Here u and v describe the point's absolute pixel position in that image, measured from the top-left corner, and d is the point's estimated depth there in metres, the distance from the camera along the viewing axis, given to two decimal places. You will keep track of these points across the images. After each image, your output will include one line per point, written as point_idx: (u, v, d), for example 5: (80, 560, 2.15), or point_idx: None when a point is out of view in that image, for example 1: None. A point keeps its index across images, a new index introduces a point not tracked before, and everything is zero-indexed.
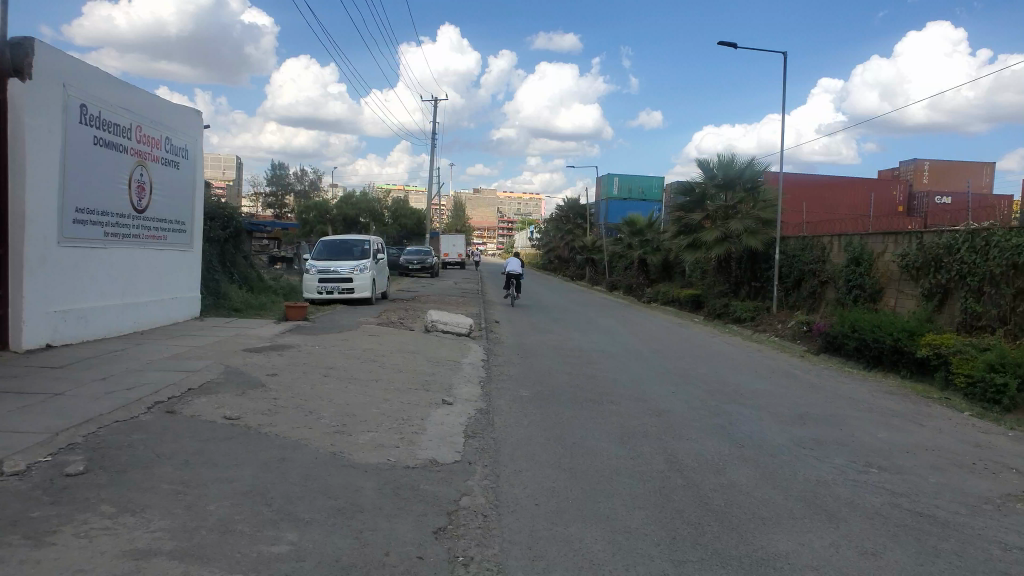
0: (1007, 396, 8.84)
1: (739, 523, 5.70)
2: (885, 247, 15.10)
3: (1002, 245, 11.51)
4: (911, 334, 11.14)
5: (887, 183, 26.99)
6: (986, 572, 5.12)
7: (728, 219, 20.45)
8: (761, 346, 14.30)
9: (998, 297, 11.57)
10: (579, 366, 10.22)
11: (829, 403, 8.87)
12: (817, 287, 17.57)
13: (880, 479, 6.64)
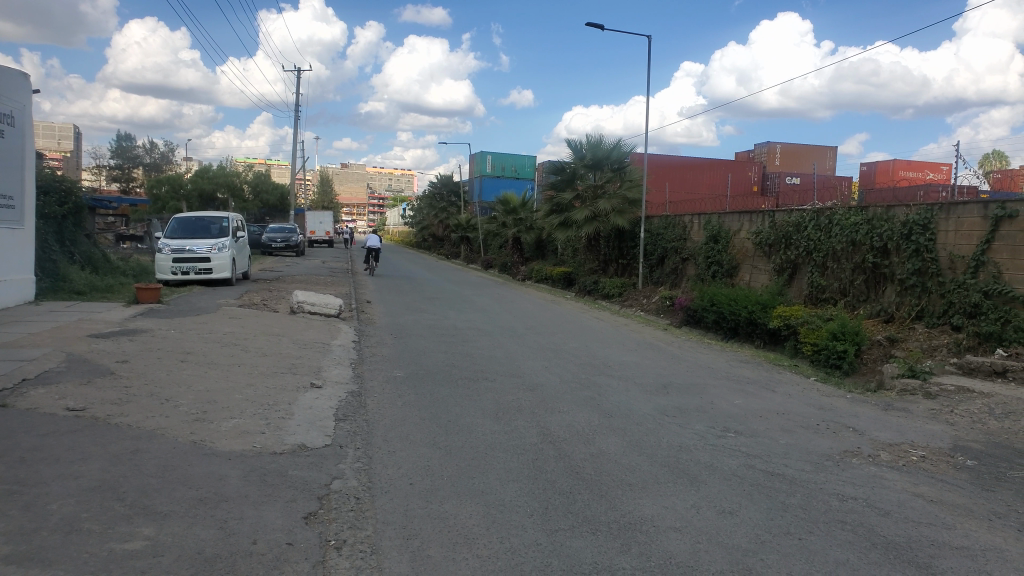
0: (847, 361, 9.68)
1: (608, 490, 5.92)
2: (740, 226, 16.04)
3: (843, 224, 12.54)
4: (763, 307, 11.94)
5: (743, 165, 28.58)
6: (827, 523, 5.62)
7: (596, 199, 21.04)
8: (628, 321, 14.87)
9: (840, 272, 12.61)
10: (453, 344, 10.23)
11: (691, 373, 9.36)
12: (679, 264, 18.46)
13: (737, 443, 7.09)
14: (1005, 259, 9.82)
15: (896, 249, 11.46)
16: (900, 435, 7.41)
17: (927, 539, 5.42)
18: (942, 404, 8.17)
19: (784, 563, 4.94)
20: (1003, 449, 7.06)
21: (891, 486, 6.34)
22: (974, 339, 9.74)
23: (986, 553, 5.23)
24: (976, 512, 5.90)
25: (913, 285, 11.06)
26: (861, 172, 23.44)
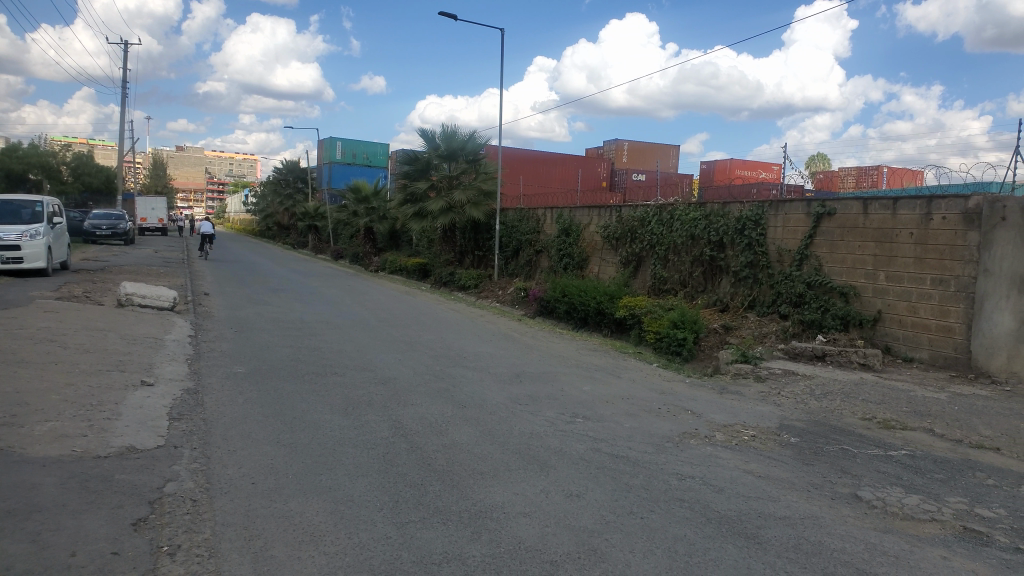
0: (687, 348, 10.27)
1: (459, 480, 5.97)
2: (589, 220, 16.60)
3: (683, 219, 13.30)
4: (611, 297, 12.47)
5: (594, 161, 29.56)
6: (667, 501, 5.95)
7: (451, 190, 21.09)
8: (483, 312, 15.01)
9: (680, 265, 13.39)
10: (300, 338, 9.92)
11: (543, 361, 9.61)
12: (533, 256, 18.91)
13: (585, 428, 7.35)
14: (824, 253, 10.83)
15: (731, 244, 12.30)
16: (733, 416, 7.96)
17: (755, 511, 5.87)
18: (770, 386, 8.87)
19: (627, 542, 5.18)
20: (819, 426, 7.77)
21: (725, 464, 6.81)
22: (798, 326, 10.70)
23: (805, 521, 5.75)
24: (797, 485, 6.46)
25: (746, 277, 11.92)
26: (701, 171, 24.94)
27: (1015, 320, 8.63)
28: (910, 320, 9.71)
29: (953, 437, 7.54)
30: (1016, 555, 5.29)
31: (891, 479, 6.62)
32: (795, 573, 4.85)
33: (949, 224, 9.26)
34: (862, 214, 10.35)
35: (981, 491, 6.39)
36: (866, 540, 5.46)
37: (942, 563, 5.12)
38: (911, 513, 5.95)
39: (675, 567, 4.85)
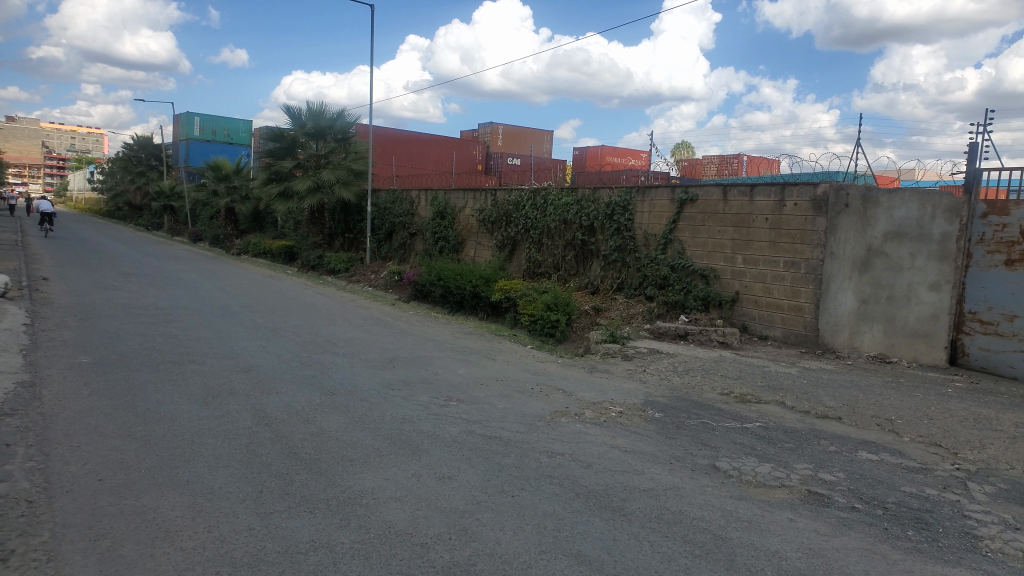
0: (560, 329, 10.52)
1: (327, 467, 5.85)
2: (465, 204, 16.64)
3: (556, 204, 13.57)
4: (487, 281, 12.59)
5: (469, 145, 29.14)
6: (537, 478, 6.09)
7: (319, 169, 20.55)
8: (356, 296, 14.75)
9: (553, 248, 13.69)
10: (154, 326, 9.38)
11: (417, 345, 9.59)
12: (407, 240, 18.85)
13: (458, 411, 7.39)
14: (687, 238, 11.37)
15: (601, 228, 12.67)
16: (601, 394, 8.24)
17: (621, 485, 6.10)
18: (636, 364, 9.24)
19: (498, 520, 5.27)
20: (682, 402, 8.17)
21: (593, 440, 7.03)
22: (663, 307, 11.20)
23: (667, 491, 6.04)
24: (660, 458, 6.77)
25: (615, 261, 12.33)
26: (573, 156, 25.52)
27: (856, 299, 9.62)
28: (765, 301, 10.42)
29: (801, 408, 8.14)
30: (853, 513, 5.79)
31: (747, 449, 7.07)
32: (657, 542, 5.10)
33: (800, 210, 9.94)
34: (722, 200, 10.91)
35: (824, 457, 6.94)
36: (723, 507, 5.80)
37: (790, 524, 5.53)
38: (763, 480, 6.39)
39: (545, 542, 4.98)
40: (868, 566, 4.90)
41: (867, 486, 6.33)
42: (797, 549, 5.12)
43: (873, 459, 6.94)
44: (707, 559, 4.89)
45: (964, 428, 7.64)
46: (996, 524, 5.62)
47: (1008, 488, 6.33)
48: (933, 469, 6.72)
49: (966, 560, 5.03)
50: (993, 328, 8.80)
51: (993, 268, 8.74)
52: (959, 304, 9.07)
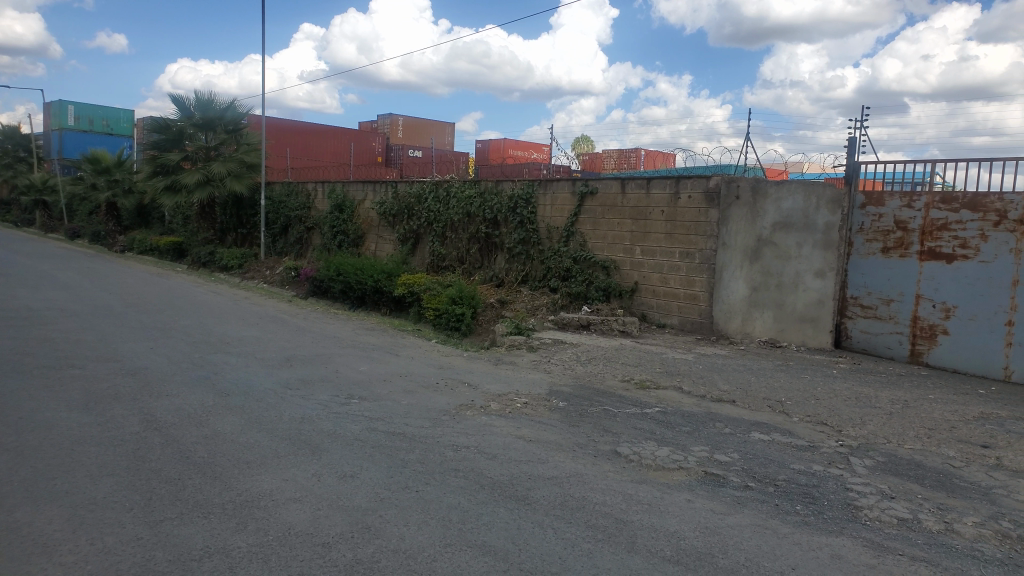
0: (465, 323, 10.53)
1: (221, 471, 5.66)
2: (365, 196, 16.41)
3: (458, 197, 13.59)
4: (389, 276, 12.49)
5: (367, 136, 27.99)
6: (442, 472, 6.09)
7: (209, 162, 19.83)
8: (251, 294, 14.24)
9: (457, 242, 13.71)
10: (27, 330, 8.78)
11: (316, 343, 9.39)
12: (304, 234, 18.53)
13: (361, 408, 7.29)
14: (588, 230, 11.59)
15: (505, 221, 12.74)
16: (507, 385, 8.31)
17: (525, 474, 6.18)
18: (541, 355, 9.36)
19: (401, 516, 5.23)
20: (585, 390, 8.34)
21: (498, 432, 7.08)
22: (566, 299, 11.37)
23: (571, 478, 6.16)
24: (564, 446, 6.89)
25: (519, 253, 12.45)
26: (475, 149, 25.51)
27: (747, 287, 10.07)
28: (662, 290, 10.75)
29: (698, 393, 8.45)
30: (746, 491, 6.07)
31: (646, 434, 7.28)
32: (562, 529, 5.19)
33: (693, 202, 10.31)
34: (621, 193, 11.17)
35: (720, 439, 7.24)
36: (624, 491, 5.96)
37: (687, 505, 5.74)
38: (662, 463, 6.60)
39: (449, 535, 4.99)
40: (760, 541, 5.14)
41: (759, 465, 6.65)
42: (694, 528, 5.32)
43: (766, 439, 7.29)
44: (609, 542, 5.02)
45: (847, 406, 8.14)
46: (875, 495, 6.01)
47: (885, 460, 6.79)
48: (819, 446, 7.12)
49: (849, 529, 5.37)
50: (871, 312, 9.76)
51: (872, 255, 9.71)
52: (842, 290, 10.00)
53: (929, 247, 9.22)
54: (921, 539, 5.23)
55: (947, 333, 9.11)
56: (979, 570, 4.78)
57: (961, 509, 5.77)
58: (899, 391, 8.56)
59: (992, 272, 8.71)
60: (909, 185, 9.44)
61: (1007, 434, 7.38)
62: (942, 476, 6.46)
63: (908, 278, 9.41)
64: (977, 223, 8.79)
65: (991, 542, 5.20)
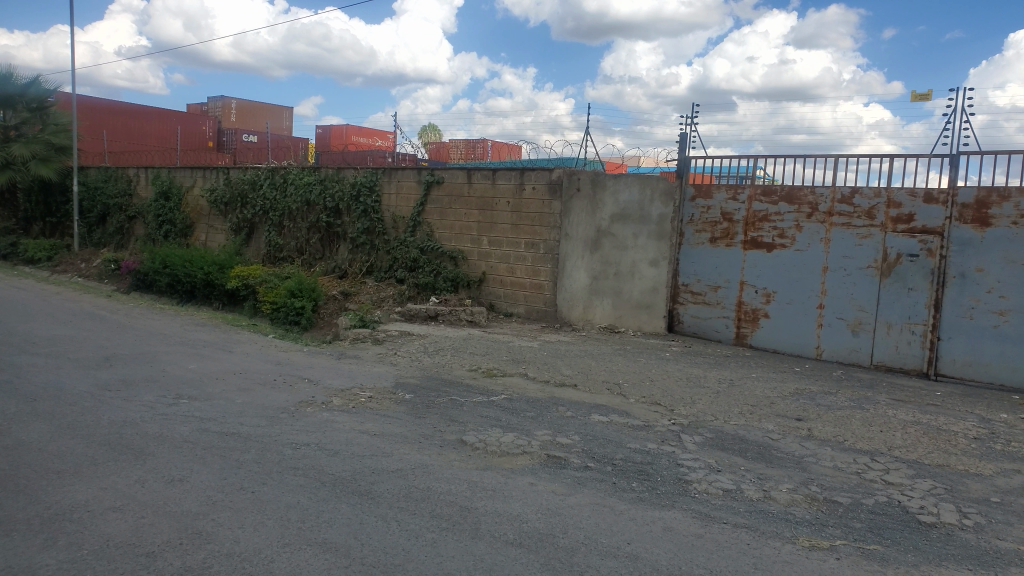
0: (306, 317, 10.25)
1: (26, 484, 5.18)
2: (194, 182, 15.56)
3: (298, 184, 13.21)
4: (221, 268, 11.91)
5: (197, 118, 25.35)
6: (280, 471, 5.90)
7: (8, 143, 17.97)
8: (63, 289, 13.05)
9: (296, 231, 13.32)
10: None
11: (139, 341, 8.79)
12: (125, 223, 17.39)
13: (191, 409, 6.92)
14: (435, 220, 11.61)
15: (347, 210, 12.53)
16: (350, 380, 8.18)
17: (369, 469, 6.11)
18: (387, 348, 9.27)
19: (235, 518, 5.02)
20: (431, 380, 8.37)
21: (340, 427, 6.96)
22: (413, 290, 11.33)
23: (415, 470, 6.16)
24: (409, 438, 6.88)
25: (363, 243, 12.28)
26: (317, 136, 24.73)
27: (588, 276, 10.54)
28: (508, 280, 10.98)
29: (542, 378, 8.71)
30: (585, 472, 6.33)
31: (492, 421, 7.41)
32: (405, 520, 5.18)
33: (538, 193, 10.60)
34: (466, 182, 11.25)
35: (561, 423, 7.49)
36: (469, 479, 6.04)
37: (530, 488, 5.90)
38: (506, 449, 6.73)
39: (288, 534, 4.85)
40: (597, 519, 5.38)
41: (597, 446, 6.94)
42: (536, 511, 5.48)
43: (604, 421, 7.62)
44: (453, 530, 5.08)
45: (679, 387, 8.67)
46: (703, 469, 6.46)
47: (712, 436, 7.31)
48: (653, 425, 7.54)
49: (679, 503, 5.73)
50: (701, 298, 10.40)
51: (701, 245, 10.34)
52: (675, 278, 10.57)
53: (752, 237, 9.98)
54: (742, 507, 5.68)
55: (768, 316, 9.94)
56: (791, 532, 5.25)
57: (778, 478, 6.32)
58: (726, 370, 9.25)
59: (806, 259, 9.63)
60: (734, 178, 10.11)
61: (817, 407, 8.15)
62: (761, 448, 7.03)
63: (734, 266, 10.14)
64: (793, 214, 9.66)
65: (801, 505, 5.73)
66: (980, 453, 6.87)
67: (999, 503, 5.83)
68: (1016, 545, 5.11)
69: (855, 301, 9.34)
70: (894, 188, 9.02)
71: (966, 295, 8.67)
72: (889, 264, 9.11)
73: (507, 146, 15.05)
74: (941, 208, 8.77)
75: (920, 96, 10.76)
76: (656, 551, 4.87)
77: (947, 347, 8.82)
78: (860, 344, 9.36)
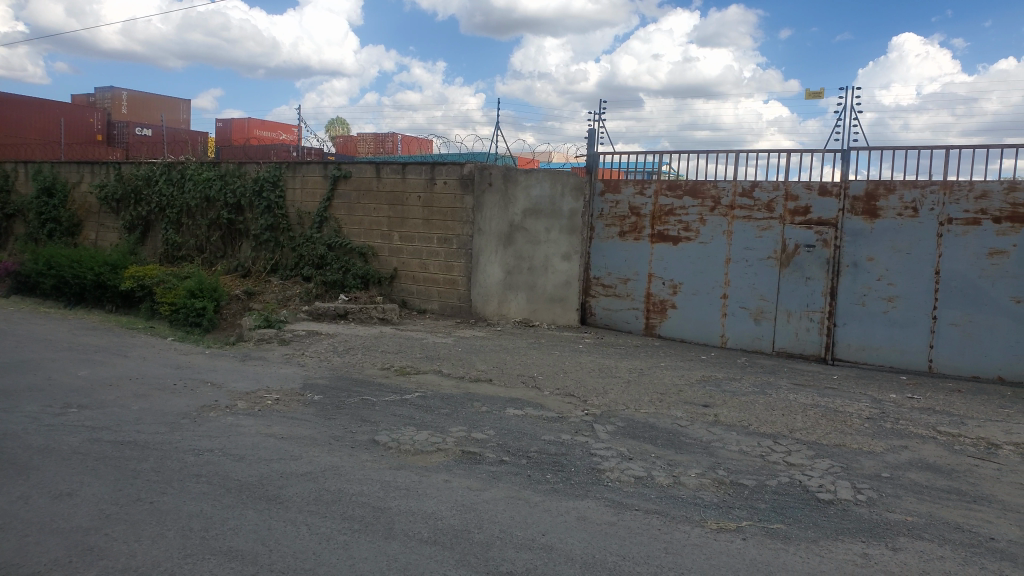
0: (207, 318, 9.87)
1: None
2: (81, 178, 14.75)
3: (195, 179, 12.70)
4: (114, 268, 11.33)
5: (83, 108, 23.90)
6: (181, 479, 5.65)
7: None
8: None
9: (196, 229, 12.80)
10: None
11: (21, 348, 8.26)
12: (4, 222, 16.29)
13: (81, 418, 6.55)
14: (342, 216, 11.40)
15: (249, 206, 12.14)
16: (255, 382, 7.92)
17: (277, 473, 5.93)
18: (294, 348, 9.04)
19: (132, 531, 4.78)
20: (342, 380, 8.20)
21: (246, 431, 6.73)
22: (321, 288, 11.07)
23: (326, 472, 6.01)
24: (319, 440, 6.72)
25: (267, 240, 11.92)
26: (216, 129, 23.81)
27: (502, 271, 10.56)
28: (420, 276, 10.88)
29: (456, 374, 8.67)
30: (501, 466, 6.35)
31: (405, 420, 7.32)
32: (315, 523, 5.05)
33: (449, 188, 10.52)
34: (375, 177, 11.10)
35: (477, 418, 7.48)
36: (382, 479, 5.95)
37: (445, 486, 5.86)
38: (420, 447, 6.66)
39: (189, 544, 4.65)
40: (512, 512, 5.40)
41: (512, 439, 6.97)
42: (451, 507, 5.44)
43: (519, 414, 7.65)
44: (366, 531, 4.98)
45: (591, 378, 8.81)
46: (616, 457, 6.58)
47: (624, 425, 7.45)
48: (568, 416, 7.62)
49: (592, 492, 5.81)
50: (612, 291, 10.63)
51: (611, 239, 10.57)
52: (586, 272, 10.78)
53: (659, 230, 10.24)
54: (653, 493, 5.82)
55: (675, 307, 10.22)
56: (700, 515, 5.41)
57: (687, 463, 6.50)
58: (636, 360, 9.46)
59: (710, 251, 9.95)
60: (641, 173, 10.36)
61: (722, 393, 8.43)
62: (671, 435, 7.22)
63: (642, 259, 10.38)
64: (697, 208, 9.96)
65: (710, 489, 5.92)
66: (873, 432, 7.27)
67: (890, 478, 6.17)
68: (904, 516, 5.42)
69: (757, 291, 9.71)
70: (791, 181, 9.42)
71: (859, 283, 9.16)
72: (788, 254, 9.51)
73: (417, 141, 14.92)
74: (835, 201, 9.22)
75: (813, 93, 11.28)
76: (570, 541, 4.92)
77: (843, 333, 9.30)
78: (762, 332, 9.75)
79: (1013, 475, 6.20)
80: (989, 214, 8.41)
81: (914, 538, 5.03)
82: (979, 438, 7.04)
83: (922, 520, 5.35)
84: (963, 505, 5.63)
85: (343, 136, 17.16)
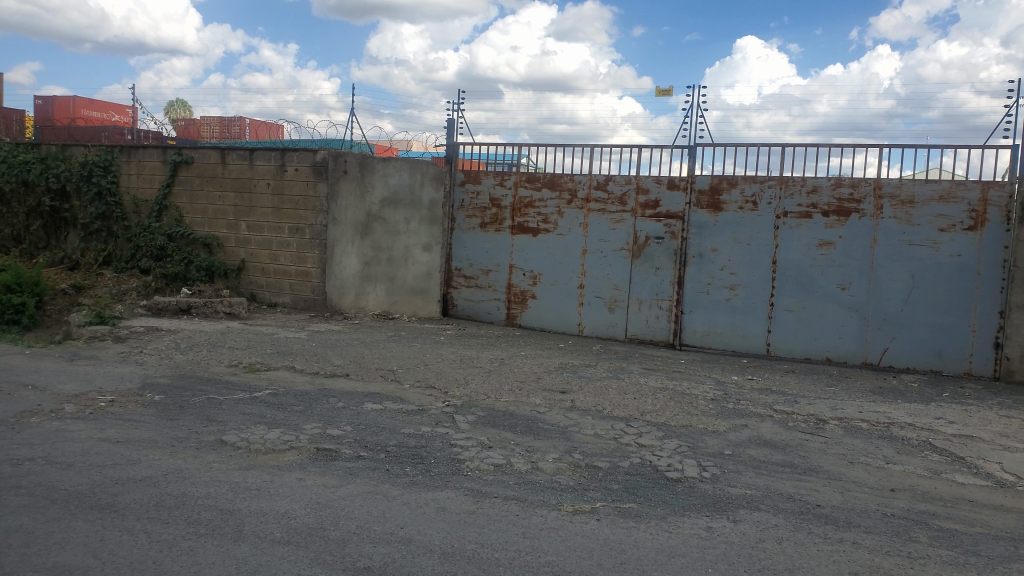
0: (26, 315, 8.97)
1: None
2: None
3: (9, 161, 11.40)
4: None
5: None
6: None
7: None
8: None
9: (11, 217, 11.51)
10: None
11: None
12: None
13: None
14: (184, 204, 10.81)
15: (76, 192, 11.20)
16: (85, 384, 7.32)
17: (110, 480, 5.51)
18: (131, 346, 8.44)
19: None
20: (185, 379, 7.74)
21: (75, 437, 6.21)
22: (161, 281, 10.44)
23: (168, 476, 5.66)
24: (160, 442, 6.31)
25: (98, 230, 11.11)
26: (28, 107, 21.45)
27: (359, 262, 10.42)
28: (271, 268, 10.53)
29: (310, 370, 8.42)
30: (358, 461, 6.22)
31: (255, 418, 7.02)
32: (155, 531, 4.75)
33: (300, 175, 10.25)
34: (220, 163, 10.60)
35: (333, 415, 7.28)
36: (230, 480, 5.68)
37: (298, 484, 5.68)
38: (272, 446, 6.41)
39: (8, 562, 4.24)
40: (370, 507, 5.31)
41: (370, 434, 6.85)
42: (305, 506, 5.28)
43: (378, 409, 7.54)
44: (213, 535, 4.74)
45: (451, 368, 8.84)
46: (475, 447, 6.63)
47: (484, 414, 7.52)
48: (427, 409, 7.59)
49: (451, 482, 5.83)
50: (474, 282, 10.67)
51: (472, 231, 10.60)
52: (448, 263, 10.72)
53: (519, 222, 10.39)
54: (512, 480, 5.90)
55: (535, 297, 10.43)
56: (557, 499, 5.55)
57: (544, 449, 6.66)
58: (497, 350, 9.58)
59: (567, 242, 10.22)
60: (501, 165, 10.42)
61: (579, 379, 8.72)
62: (529, 422, 7.36)
63: (503, 250, 10.51)
64: (555, 201, 10.20)
65: (566, 473, 6.09)
66: (716, 412, 7.75)
67: (731, 455, 6.60)
68: (744, 489, 5.82)
69: (610, 281, 10.08)
70: (642, 176, 9.81)
71: (703, 273, 9.72)
72: (639, 246, 9.93)
73: (267, 126, 14.32)
74: (682, 194, 9.69)
75: (663, 91, 11.83)
76: (429, 532, 4.91)
77: (689, 320, 9.83)
78: (615, 320, 10.13)
79: (837, 447, 6.81)
80: (819, 208, 9.16)
81: (752, 510, 5.41)
82: (809, 415, 7.67)
83: (759, 492, 5.76)
84: (794, 476, 6.12)
85: (184, 119, 16.08)
